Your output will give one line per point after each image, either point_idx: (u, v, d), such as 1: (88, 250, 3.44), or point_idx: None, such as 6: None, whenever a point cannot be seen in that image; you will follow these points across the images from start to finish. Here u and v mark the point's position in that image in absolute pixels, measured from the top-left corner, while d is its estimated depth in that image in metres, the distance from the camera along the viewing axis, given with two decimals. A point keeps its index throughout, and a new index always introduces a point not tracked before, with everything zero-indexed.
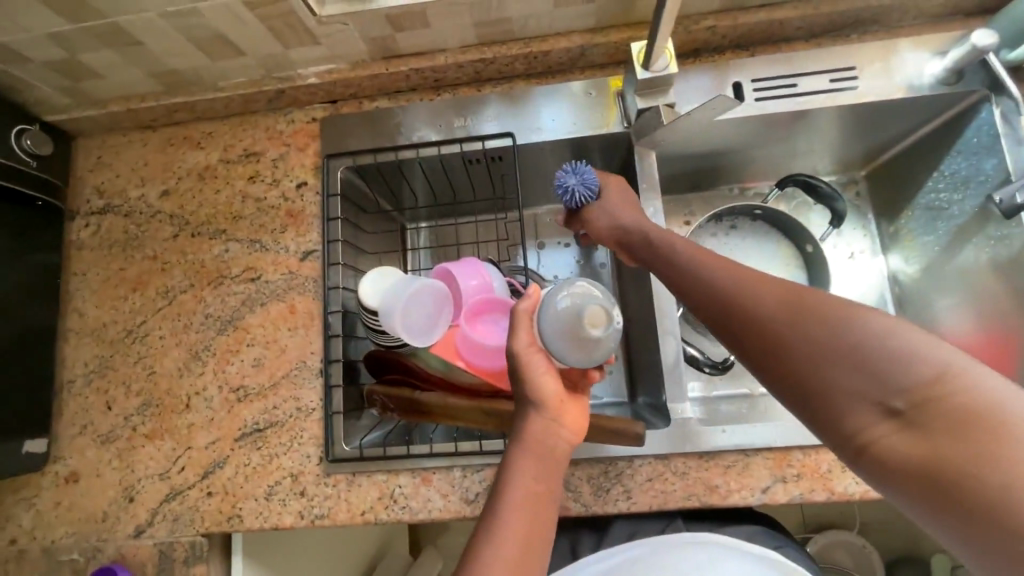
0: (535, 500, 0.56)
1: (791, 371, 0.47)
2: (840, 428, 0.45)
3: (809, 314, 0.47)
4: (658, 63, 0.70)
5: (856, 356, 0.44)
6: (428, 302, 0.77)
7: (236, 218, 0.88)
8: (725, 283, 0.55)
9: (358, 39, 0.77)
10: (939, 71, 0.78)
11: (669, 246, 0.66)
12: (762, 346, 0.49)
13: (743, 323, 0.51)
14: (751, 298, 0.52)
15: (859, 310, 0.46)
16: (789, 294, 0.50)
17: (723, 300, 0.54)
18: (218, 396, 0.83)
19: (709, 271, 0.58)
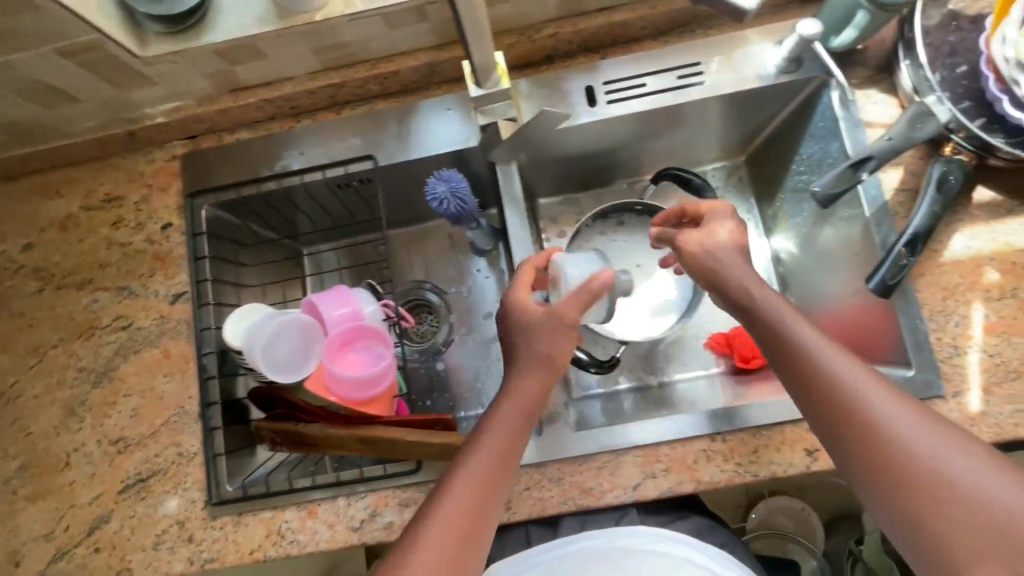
0: (509, 452, 0.63)
1: (920, 507, 0.53)
2: (955, 570, 0.51)
3: (947, 454, 0.53)
4: (490, 80, 0.70)
5: (997, 516, 0.50)
6: (295, 335, 0.77)
7: (102, 266, 0.86)
8: (855, 392, 0.58)
9: (194, 75, 0.76)
10: (779, 60, 0.79)
11: (782, 316, 0.63)
12: (893, 474, 0.54)
13: (876, 445, 0.55)
14: (886, 419, 0.56)
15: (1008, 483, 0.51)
16: (929, 429, 0.55)
17: (872, 420, 0.56)
18: (97, 450, 0.82)
19: (835, 367, 0.59)
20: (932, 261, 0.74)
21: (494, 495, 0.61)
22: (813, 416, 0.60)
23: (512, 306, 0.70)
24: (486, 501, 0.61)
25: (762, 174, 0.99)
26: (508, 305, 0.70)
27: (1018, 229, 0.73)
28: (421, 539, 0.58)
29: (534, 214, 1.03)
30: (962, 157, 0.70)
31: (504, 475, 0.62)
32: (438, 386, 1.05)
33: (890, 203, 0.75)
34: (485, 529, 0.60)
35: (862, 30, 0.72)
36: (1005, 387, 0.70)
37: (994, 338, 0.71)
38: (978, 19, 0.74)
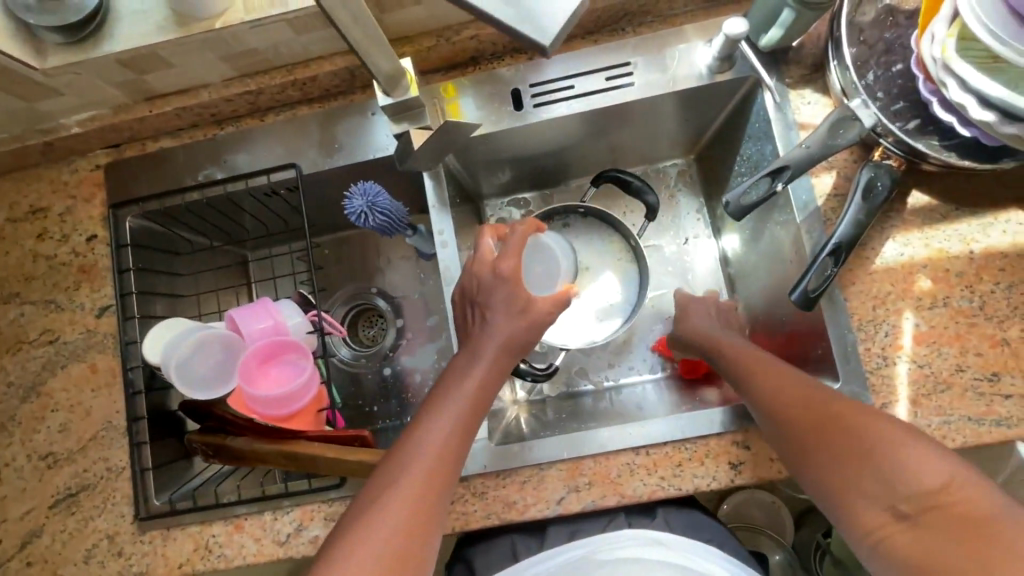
0: (464, 424, 0.65)
1: (819, 464, 0.57)
2: (858, 523, 0.53)
3: (837, 414, 0.57)
4: (399, 90, 0.66)
5: (875, 462, 0.53)
6: (219, 351, 0.77)
7: (28, 280, 0.85)
8: (767, 381, 0.65)
9: (103, 84, 0.74)
10: (709, 59, 0.76)
11: (721, 342, 0.74)
12: (797, 442, 0.59)
13: (779, 419, 0.62)
14: (784, 394, 0.62)
15: (876, 422, 0.55)
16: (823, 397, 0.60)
17: (769, 398, 0.63)
18: (27, 465, 0.82)
19: (748, 363, 0.68)
20: (863, 269, 0.72)
21: (448, 467, 0.62)
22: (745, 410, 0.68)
23: (475, 293, 0.72)
24: (440, 472, 0.61)
25: (710, 172, 0.95)
26: (471, 293, 0.72)
27: (951, 235, 0.71)
28: (376, 511, 0.57)
29: (479, 217, 0.99)
30: (890, 162, 0.69)
31: (459, 448, 0.63)
32: (388, 391, 1.03)
33: (822, 208, 0.73)
34: (440, 499, 0.60)
35: (788, 29, 0.70)
36: (933, 398, 0.68)
37: (924, 348, 0.69)
38: (914, 15, 0.71)
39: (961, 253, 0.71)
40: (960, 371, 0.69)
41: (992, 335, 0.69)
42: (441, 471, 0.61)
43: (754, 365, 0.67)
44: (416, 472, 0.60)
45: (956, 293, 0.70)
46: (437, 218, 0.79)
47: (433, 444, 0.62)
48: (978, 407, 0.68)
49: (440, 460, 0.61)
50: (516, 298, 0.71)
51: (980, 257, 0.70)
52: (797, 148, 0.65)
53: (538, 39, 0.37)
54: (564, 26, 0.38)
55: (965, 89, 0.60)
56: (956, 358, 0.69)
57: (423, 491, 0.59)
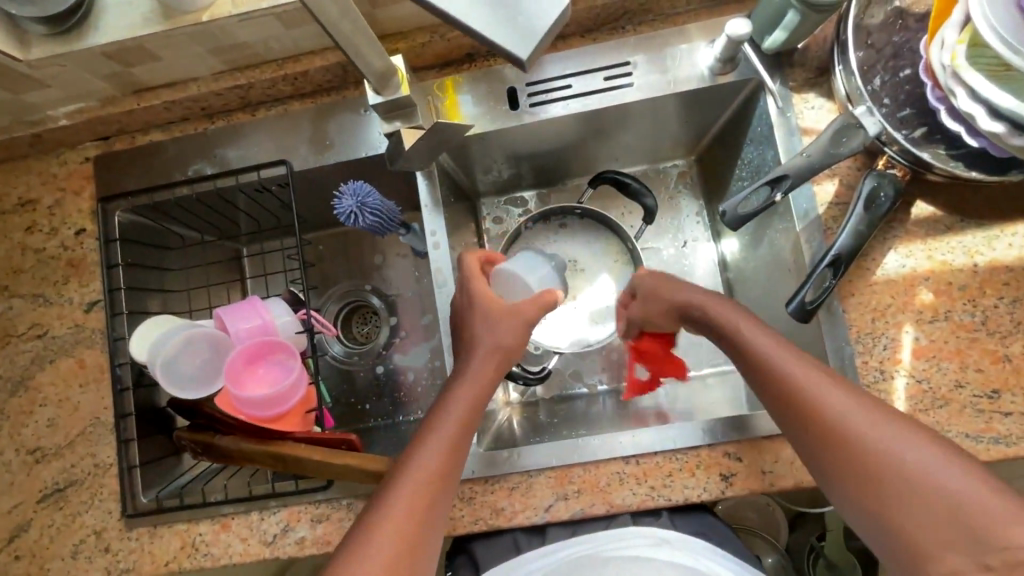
0: (457, 436, 0.63)
1: (890, 505, 0.51)
2: (928, 571, 0.49)
3: (911, 449, 0.52)
4: (389, 88, 0.64)
5: (958, 512, 0.48)
6: (205, 349, 0.76)
7: (17, 273, 0.84)
8: (821, 395, 0.57)
9: (90, 76, 0.73)
10: (711, 61, 0.74)
11: (754, 338, 0.62)
12: (862, 476, 0.53)
13: (842, 446, 0.54)
14: (848, 420, 0.55)
15: (947, 458, 0.51)
16: (888, 428, 0.54)
17: (824, 415, 0.56)
18: (15, 459, 0.81)
19: (796, 372, 0.58)
20: (863, 280, 0.70)
21: (443, 480, 0.60)
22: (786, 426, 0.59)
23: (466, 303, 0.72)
24: (445, 469, 0.60)
25: (710, 175, 0.93)
26: (464, 306, 0.72)
27: (955, 246, 0.69)
28: (370, 528, 0.56)
29: (475, 217, 0.98)
30: (894, 171, 0.67)
31: (454, 461, 0.62)
32: (381, 389, 1.03)
33: (823, 217, 0.71)
34: (444, 495, 0.60)
35: (792, 32, 0.68)
36: (930, 414, 0.67)
37: (923, 362, 0.68)
38: (924, 18, 0.69)
39: (965, 266, 0.69)
40: (959, 387, 0.67)
41: (993, 351, 0.67)
42: (435, 486, 0.59)
43: (809, 380, 0.58)
44: (409, 484, 0.58)
45: (957, 307, 0.68)
46: (427, 219, 0.78)
47: (428, 460, 0.60)
48: (977, 424, 0.66)
49: (439, 476, 0.60)
50: (492, 325, 0.69)
51: (984, 271, 0.68)
52: (798, 156, 0.64)
53: (516, 51, 0.35)
54: (544, 38, 0.36)
55: (974, 99, 0.58)
56: (956, 374, 0.67)
57: (421, 507, 0.58)
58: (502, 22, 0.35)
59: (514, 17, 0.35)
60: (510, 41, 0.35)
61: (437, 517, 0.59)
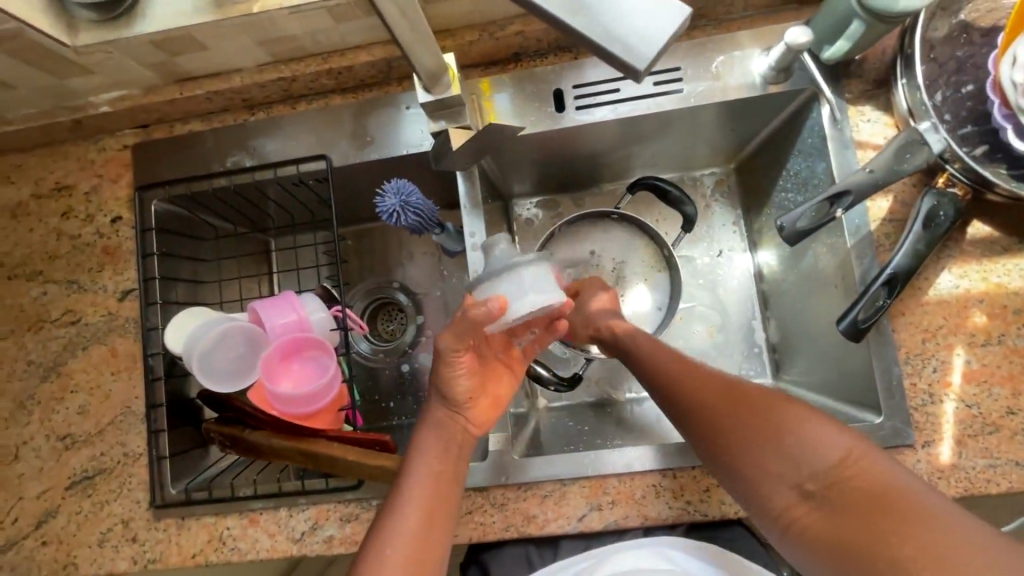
0: (445, 464, 0.65)
1: (741, 459, 0.58)
2: (770, 504, 0.56)
3: (750, 407, 0.59)
4: (439, 86, 0.63)
5: (792, 453, 0.56)
6: (241, 344, 0.76)
7: (52, 258, 0.84)
8: (677, 373, 0.64)
9: (134, 64, 0.73)
10: (765, 69, 0.72)
11: (642, 347, 0.70)
12: (720, 438, 0.60)
13: (697, 414, 0.61)
14: (702, 397, 0.62)
15: (778, 403, 0.59)
16: (735, 397, 0.61)
17: (672, 386, 0.64)
18: (45, 445, 0.81)
19: (654, 359, 0.67)
20: (914, 299, 0.68)
21: (444, 504, 0.62)
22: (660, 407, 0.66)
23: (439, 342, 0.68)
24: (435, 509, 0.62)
25: (749, 184, 0.91)
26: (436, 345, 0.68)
27: (1012, 269, 0.67)
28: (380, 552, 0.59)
29: (508, 217, 0.96)
30: (955, 190, 0.65)
31: (449, 487, 0.63)
32: (405, 388, 1.01)
33: (875, 233, 0.70)
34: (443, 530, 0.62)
35: (855, 43, 0.66)
36: (980, 440, 0.65)
37: (974, 387, 0.66)
38: (991, 33, 0.67)
39: (1021, 289, 0.67)
40: (1010, 413, 0.65)
41: None
42: (434, 513, 0.61)
43: (671, 367, 0.65)
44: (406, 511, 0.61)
45: (1012, 331, 0.66)
46: (468, 221, 0.77)
47: (420, 488, 0.62)
48: None
49: (433, 502, 0.62)
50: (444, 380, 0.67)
51: None
52: (859, 172, 0.63)
53: (625, 56, 0.34)
54: (664, 47, 0.34)
55: None
56: (1008, 400, 0.66)
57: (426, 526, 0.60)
58: (620, 34, 0.34)
59: (633, 28, 0.34)
60: (630, 54, 0.34)
61: (442, 539, 0.61)
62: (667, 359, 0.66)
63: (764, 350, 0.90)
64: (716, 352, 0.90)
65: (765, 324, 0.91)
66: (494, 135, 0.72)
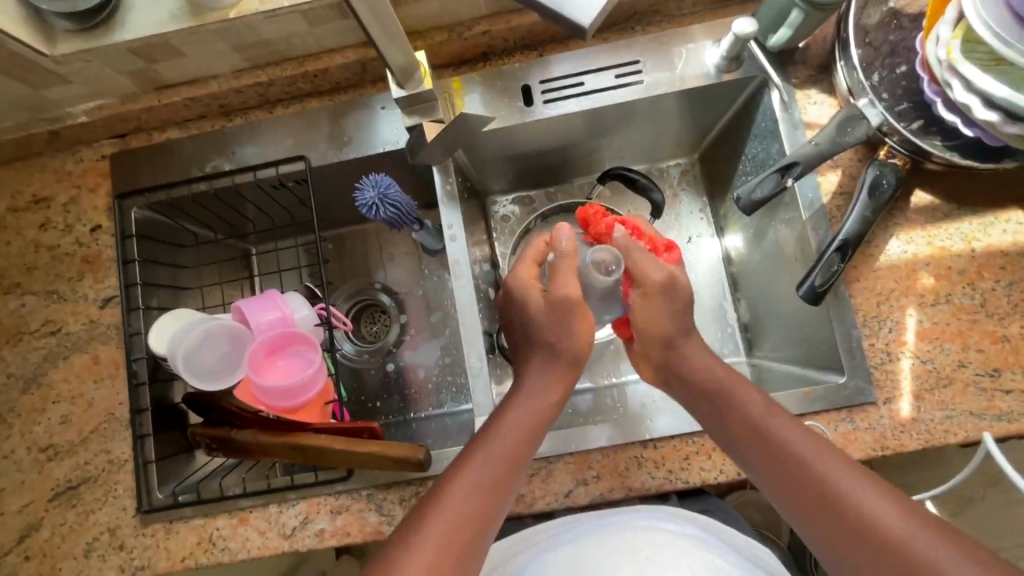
0: (521, 447, 0.65)
1: (823, 519, 0.57)
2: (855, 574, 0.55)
3: (864, 492, 0.56)
4: (413, 82, 0.66)
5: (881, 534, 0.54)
6: (224, 342, 0.77)
7: (30, 270, 0.84)
8: (782, 434, 0.62)
9: (112, 73, 0.75)
10: (717, 59, 0.77)
11: (723, 389, 0.66)
12: (822, 500, 0.57)
13: (802, 477, 0.59)
14: (810, 459, 0.59)
15: (891, 498, 0.56)
16: (853, 476, 0.58)
17: (777, 446, 0.61)
18: (27, 457, 0.80)
19: (757, 411, 0.64)
20: (867, 266, 0.73)
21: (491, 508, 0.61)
22: (751, 476, 0.63)
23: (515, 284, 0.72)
24: (470, 520, 0.60)
25: (714, 172, 0.95)
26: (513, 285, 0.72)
27: (953, 233, 0.73)
28: (403, 560, 0.57)
29: (486, 214, 0.99)
30: (895, 161, 0.70)
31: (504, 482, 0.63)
32: (391, 386, 1.02)
33: (827, 206, 0.75)
34: (475, 539, 0.60)
35: (796, 29, 0.72)
36: (936, 393, 0.69)
37: (927, 343, 0.71)
38: (918, 18, 0.73)
39: (963, 250, 0.72)
40: (961, 366, 0.70)
41: (992, 331, 0.70)
42: (469, 526, 0.60)
43: (771, 422, 0.63)
44: (438, 527, 0.59)
45: (957, 290, 0.71)
46: (444, 214, 0.80)
47: (465, 497, 0.61)
48: (979, 402, 0.69)
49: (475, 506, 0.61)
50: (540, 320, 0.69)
51: (982, 255, 0.72)
52: (805, 145, 0.68)
53: (566, 17, 0.38)
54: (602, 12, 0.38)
55: (968, 90, 0.62)
56: (959, 354, 0.70)
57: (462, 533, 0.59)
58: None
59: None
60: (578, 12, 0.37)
61: (474, 551, 0.60)
62: (778, 420, 0.63)
63: (737, 329, 0.94)
64: None
65: (736, 304, 0.94)
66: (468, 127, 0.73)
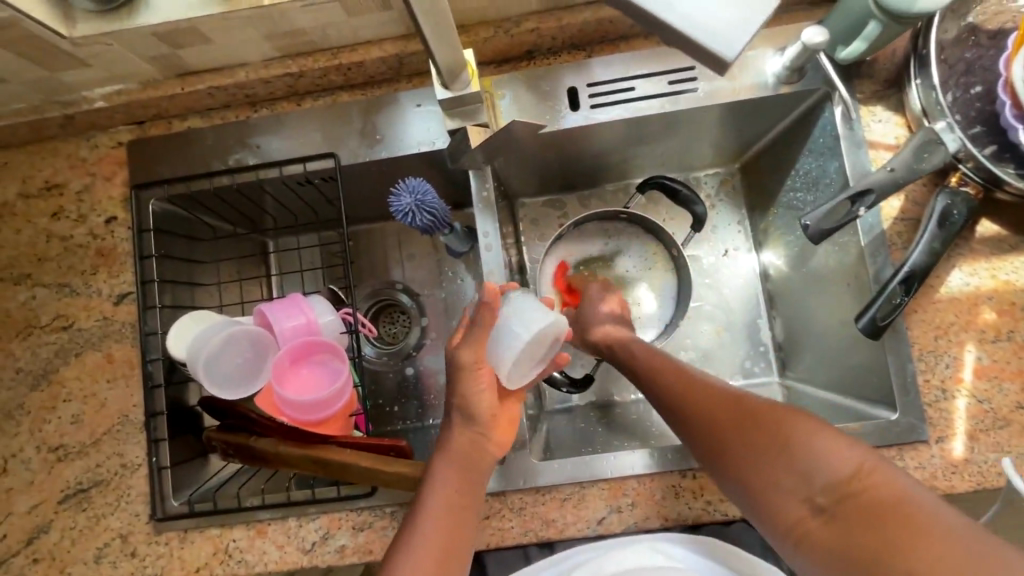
0: (477, 470, 0.63)
1: (733, 465, 0.60)
2: (780, 516, 0.57)
3: (771, 421, 0.59)
4: (459, 83, 0.62)
5: (787, 460, 0.57)
6: (246, 347, 0.74)
7: (41, 260, 0.80)
8: (684, 390, 0.66)
9: (135, 58, 0.70)
10: (779, 69, 0.72)
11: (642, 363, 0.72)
12: (727, 445, 0.60)
13: (707, 428, 0.62)
14: (707, 409, 0.63)
15: (796, 424, 0.58)
16: (748, 413, 0.61)
17: (680, 402, 0.65)
18: (36, 457, 0.77)
19: (664, 374, 0.69)
20: (927, 297, 0.69)
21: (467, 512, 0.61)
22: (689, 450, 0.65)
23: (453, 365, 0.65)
24: (450, 526, 0.59)
25: (756, 185, 0.91)
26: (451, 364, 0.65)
27: (1019, 267, 0.69)
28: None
29: (514, 217, 0.94)
30: (966, 189, 0.66)
31: (465, 517, 0.60)
32: (408, 391, 0.99)
33: (888, 232, 0.71)
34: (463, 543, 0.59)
35: (872, 43, 0.67)
36: (991, 435, 0.66)
37: (984, 382, 0.67)
38: (998, 35, 0.69)
39: None
40: (1020, 408, 0.67)
41: None
42: (452, 530, 0.59)
43: (674, 383, 0.67)
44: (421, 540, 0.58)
45: (1020, 328, 0.68)
46: (480, 221, 0.75)
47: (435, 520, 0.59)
48: None
49: (450, 512, 0.60)
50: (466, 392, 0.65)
51: None
52: (879, 171, 0.64)
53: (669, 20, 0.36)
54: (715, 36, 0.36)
55: None
56: (1017, 395, 0.67)
57: (449, 547, 0.58)
58: (717, 26, 0.36)
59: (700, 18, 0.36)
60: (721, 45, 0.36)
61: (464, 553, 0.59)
62: (674, 379, 0.68)
63: (770, 349, 0.90)
64: (722, 351, 0.89)
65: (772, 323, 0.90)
66: (510, 135, 0.74)
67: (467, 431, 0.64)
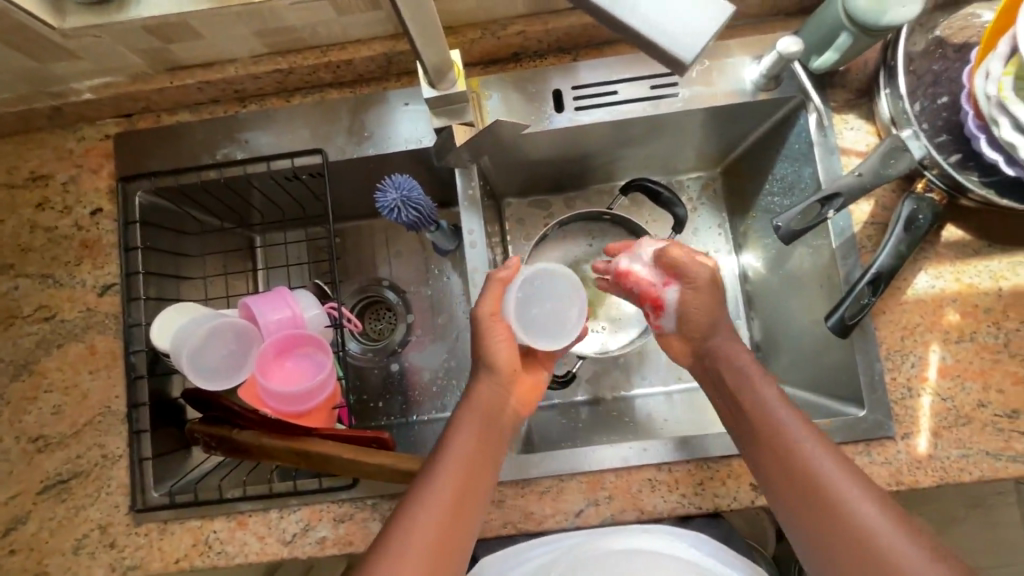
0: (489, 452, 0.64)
1: (818, 524, 0.56)
2: None
3: (877, 506, 0.55)
4: (445, 82, 0.63)
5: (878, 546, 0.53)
6: (231, 339, 0.74)
7: (25, 251, 0.80)
8: (790, 431, 0.61)
9: (125, 51, 0.71)
10: (756, 76, 0.75)
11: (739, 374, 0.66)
12: (818, 502, 0.56)
13: (805, 479, 0.58)
14: (813, 459, 0.58)
15: (897, 519, 0.54)
16: (853, 483, 0.56)
17: (783, 443, 0.60)
18: (15, 447, 0.77)
19: (773, 407, 0.63)
20: (894, 299, 0.72)
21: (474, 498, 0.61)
22: (771, 489, 0.61)
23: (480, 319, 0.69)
24: (455, 510, 0.59)
25: (736, 189, 0.93)
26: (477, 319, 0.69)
27: (982, 270, 0.72)
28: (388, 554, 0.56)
29: (500, 216, 0.96)
30: (932, 195, 0.69)
31: (478, 479, 0.62)
32: (393, 387, 1.00)
33: (858, 235, 0.74)
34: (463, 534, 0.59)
35: (843, 53, 0.70)
36: (954, 431, 0.69)
37: (948, 381, 0.70)
38: (964, 48, 0.72)
39: (991, 289, 0.71)
40: (981, 406, 0.69)
41: (1015, 373, 0.70)
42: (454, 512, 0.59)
43: (781, 418, 0.62)
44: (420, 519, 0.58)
45: (982, 329, 0.71)
46: (464, 218, 0.77)
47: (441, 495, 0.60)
48: (996, 442, 0.68)
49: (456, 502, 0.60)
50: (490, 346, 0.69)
51: (1008, 295, 0.71)
52: (847, 176, 0.67)
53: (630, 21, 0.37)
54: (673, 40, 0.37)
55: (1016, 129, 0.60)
56: (979, 393, 0.70)
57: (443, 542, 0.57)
58: (681, 31, 0.37)
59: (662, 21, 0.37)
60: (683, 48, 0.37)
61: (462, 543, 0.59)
62: (785, 416, 0.62)
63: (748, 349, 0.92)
64: None
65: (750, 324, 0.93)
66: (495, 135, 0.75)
67: (488, 382, 0.68)
